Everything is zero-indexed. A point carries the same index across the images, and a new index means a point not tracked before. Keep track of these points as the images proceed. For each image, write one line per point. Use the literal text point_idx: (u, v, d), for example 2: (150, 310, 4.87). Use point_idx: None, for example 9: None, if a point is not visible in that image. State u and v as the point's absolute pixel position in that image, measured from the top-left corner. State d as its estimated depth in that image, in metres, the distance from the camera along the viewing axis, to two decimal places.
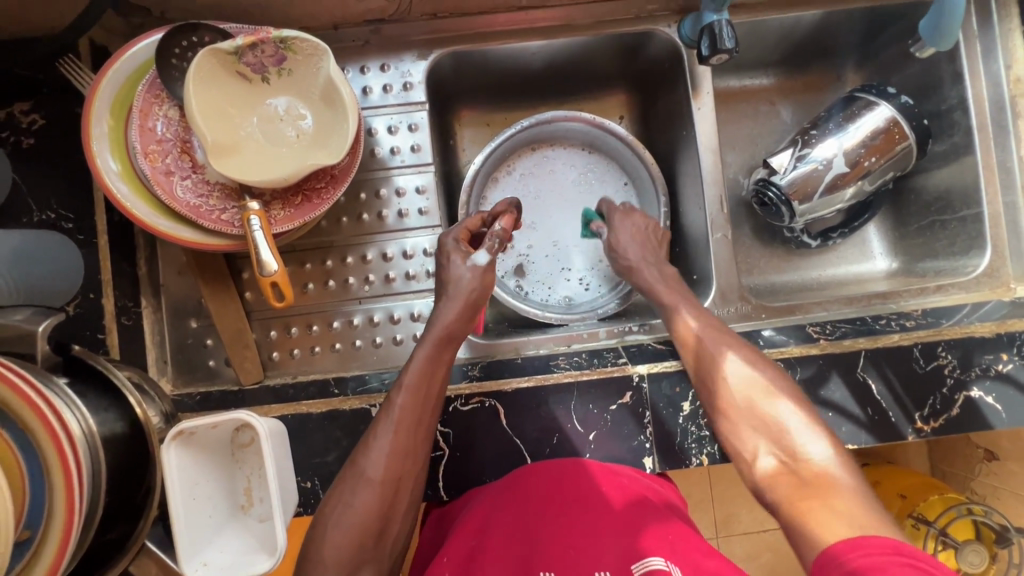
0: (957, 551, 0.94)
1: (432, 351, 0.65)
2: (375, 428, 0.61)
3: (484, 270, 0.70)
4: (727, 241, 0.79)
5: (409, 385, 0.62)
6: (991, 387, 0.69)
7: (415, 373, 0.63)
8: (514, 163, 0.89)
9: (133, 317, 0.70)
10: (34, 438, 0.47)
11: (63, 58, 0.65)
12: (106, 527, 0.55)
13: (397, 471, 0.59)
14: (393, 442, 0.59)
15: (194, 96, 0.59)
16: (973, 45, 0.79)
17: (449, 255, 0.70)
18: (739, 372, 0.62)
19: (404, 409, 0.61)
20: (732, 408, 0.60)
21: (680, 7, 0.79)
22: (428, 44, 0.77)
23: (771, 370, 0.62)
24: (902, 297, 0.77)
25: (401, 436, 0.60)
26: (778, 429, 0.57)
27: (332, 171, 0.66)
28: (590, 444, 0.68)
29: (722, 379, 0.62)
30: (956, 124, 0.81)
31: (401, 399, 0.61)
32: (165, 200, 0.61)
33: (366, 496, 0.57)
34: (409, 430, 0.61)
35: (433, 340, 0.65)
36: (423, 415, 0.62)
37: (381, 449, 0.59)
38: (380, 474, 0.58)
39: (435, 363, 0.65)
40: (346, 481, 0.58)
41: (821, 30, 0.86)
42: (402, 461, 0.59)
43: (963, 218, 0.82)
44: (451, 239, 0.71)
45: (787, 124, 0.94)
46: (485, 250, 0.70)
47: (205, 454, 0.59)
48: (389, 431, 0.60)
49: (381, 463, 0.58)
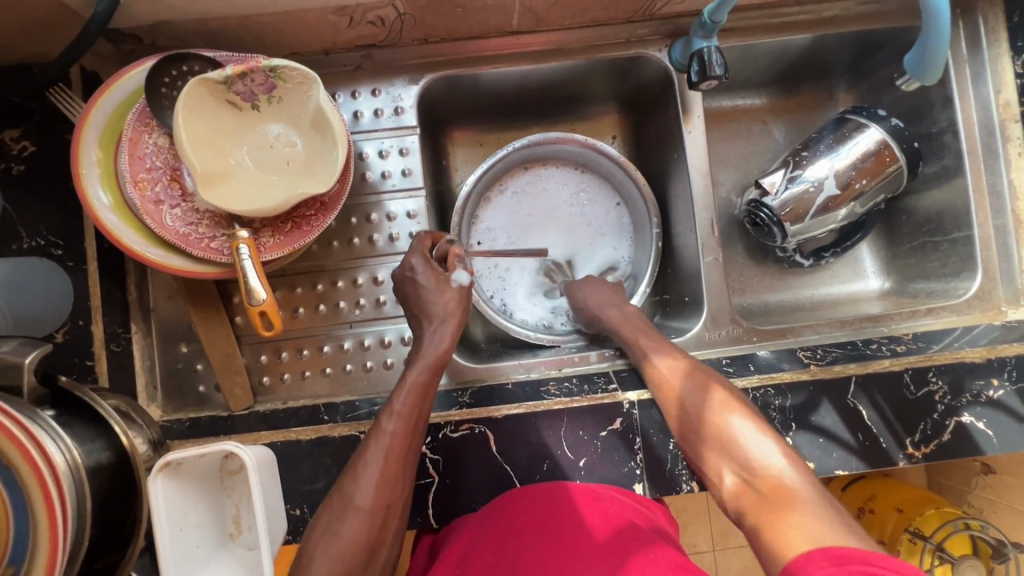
0: (954, 566, 0.92)
1: (424, 377, 0.65)
2: (364, 454, 0.61)
3: (467, 292, 0.72)
4: (719, 264, 0.79)
5: (399, 411, 0.63)
6: (982, 412, 0.69)
7: (407, 399, 0.64)
8: (506, 181, 0.89)
9: (122, 343, 0.70)
10: (15, 473, 0.46)
11: (52, 87, 0.65)
12: (94, 554, 0.55)
13: (386, 499, 0.59)
14: (383, 469, 0.59)
15: (184, 125, 0.59)
16: (963, 69, 0.79)
17: (424, 279, 0.70)
18: (695, 397, 0.65)
19: (395, 436, 0.61)
20: (696, 434, 0.63)
21: (671, 30, 0.79)
22: (420, 68, 0.77)
23: (729, 391, 0.65)
24: (893, 320, 0.79)
25: (391, 463, 0.60)
26: (737, 447, 0.60)
27: (322, 199, 0.66)
28: (580, 471, 0.67)
29: (682, 407, 0.65)
30: (946, 146, 0.81)
31: (391, 425, 0.62)
32: (154, 229, 0.61)
33: (354, 523, 0.57)
34: (399, 458, 0.61)
35: (425, 367, 0.66)
36: (413, 441, 0.62)
37: (371, 476, 0.59)
38: (369, 501, 0.58)
39: (425, 389, 0.65)
40: (334, 505, 0.59)
41: (812, 52, 0.86)
42: (391, 488, 0.59)
43: (954, 240, 0.82)
44: (417, 262, 0.71)
45: (780, 144, 0.94)
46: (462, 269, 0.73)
47: (194, 484, 0.59)
48: (379, 459, 0.60)
49: (370, 491, 0.58)
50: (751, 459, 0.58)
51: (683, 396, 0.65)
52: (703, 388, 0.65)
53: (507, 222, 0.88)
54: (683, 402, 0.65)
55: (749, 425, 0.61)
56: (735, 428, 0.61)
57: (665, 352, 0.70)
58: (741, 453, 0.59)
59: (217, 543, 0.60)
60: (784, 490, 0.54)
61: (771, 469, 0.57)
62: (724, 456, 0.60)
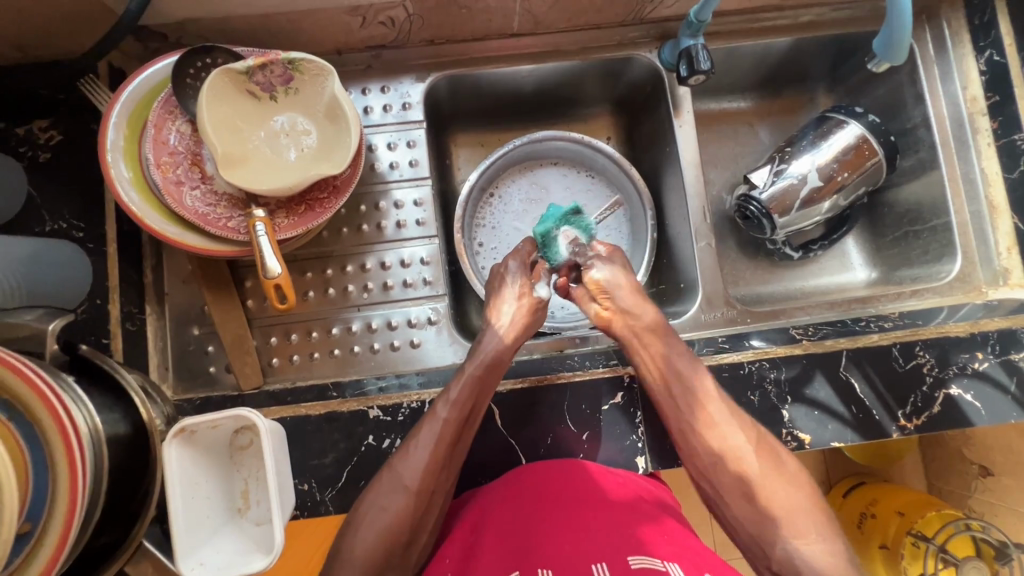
0: (958, 569, 0.92)
1: (482, 372, 0.66)
2: (416, 435, 0.62)
3: (540, 301, 0.73)
4: (712, 249, 0.83)
5: (456, 399, 0.64)
6: (969, 385, 0.72)
7: (463, 389, 0.64)
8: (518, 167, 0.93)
9: (137, 323, 0.72)
10: (42, 428, 0.46)
11: (83, 78, 0.69)
12: (99, 531, 0.52)
13: (432, 484, 0.60)
14: (432, 455, 0.60)
15: (207, 111, 0.64)
16: (931, 68, 0.86)
17: (507, 278, 0.74)
18: (744, 449, 0.63)
19: (448, 423, 0.62)
20: (742, 507, 0.62)
21: (660, 34, 0.85)
22: (427, 68, 0.83)
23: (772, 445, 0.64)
24: (880, 301, 0.83)
25: (441, 452, 0.61)
26: (790, 512, 0.60)
27: (334, 182, 0.69)
28: (583, 445, 0.69)
29: (730, 476, 0.63)
30: (920, 140, 0.87)
31: (446, 412, 0.63)
32: (174, 207, 0.64)
33: (401, 500, 0.59)
34: (448, 447, 0.61)
35: (482, 363, 0.66)
36: (463, 432, 0.63)
37: (420, 460, 0.60)
38: (417, 483, 0.59)
39: (481, 388, 0.65)
40: (383, 483, 0.60)
41: (793, 56, 0.92)
42: (437, 474, 0.60)
43: (934, 227, 0.86)
44: (513, 264, 0.75)
45: (765, 143, 0.99)
46: (547, 285, 0.75)
47: (204, 455, 0.61)
48: (430, 443, 0.61)
49: (419, 473, 0.59)
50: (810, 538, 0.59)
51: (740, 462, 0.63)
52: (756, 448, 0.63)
53: (512, 196, 0.93)
54: (740, 464, 0.63)
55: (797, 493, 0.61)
56: (790, 502, 0.61)
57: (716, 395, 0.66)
58: (792, 522, 0.60)
59: (226, 516, 0.61)
60: (837, 573, 0.56)
61: (818, 549, 0.58)
62: None
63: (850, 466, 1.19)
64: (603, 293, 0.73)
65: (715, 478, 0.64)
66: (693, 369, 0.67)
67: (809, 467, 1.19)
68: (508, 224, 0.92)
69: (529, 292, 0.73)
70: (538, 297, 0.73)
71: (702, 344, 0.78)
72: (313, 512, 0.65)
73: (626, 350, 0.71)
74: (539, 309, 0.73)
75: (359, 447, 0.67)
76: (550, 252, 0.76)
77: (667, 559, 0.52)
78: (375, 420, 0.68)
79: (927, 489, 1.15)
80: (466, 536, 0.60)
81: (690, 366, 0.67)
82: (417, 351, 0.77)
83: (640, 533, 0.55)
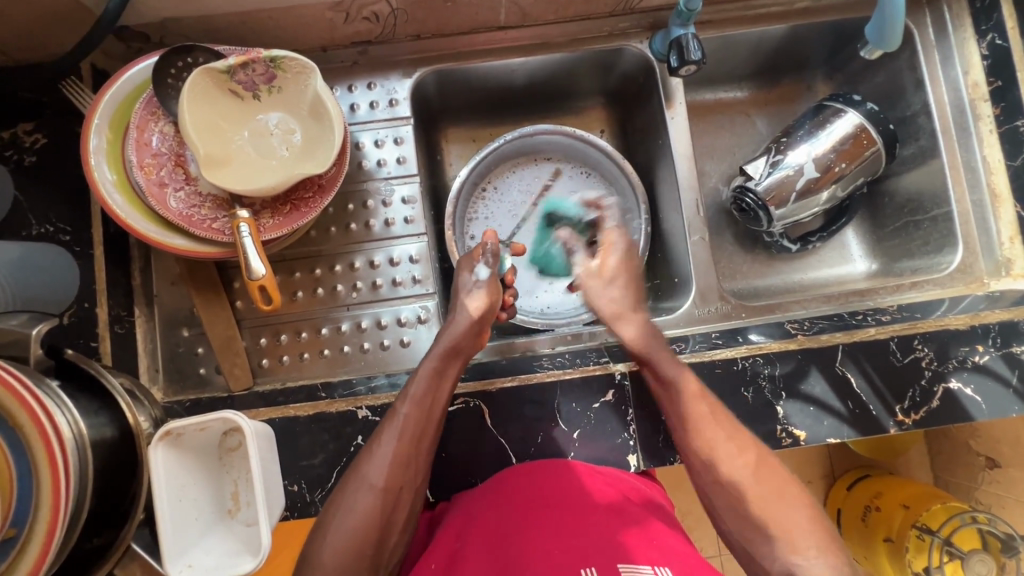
0: (964, 562, 0.91)
1: (438, 363, 0.66)
2: (379, 435, 0.61)
3: (491, 284, 0.74)
4: (705, 243, 0.81)
5: (415, 394, 0.63)
6: (970, 378, 0.70)
7: (421, 384, 0.64)
8: (517, 164, 0.92)
9: (126, 325, 0.72)
10: (24, 435, 0.45)
11: (65, 80, 0.68)
12: (89, 534, 0.52)
13: (400, 480, 0.60)
14: (395, 451, 0.60)
15: (189, 111, 0.63)
16: (932, 53, 0.83)
17: (463, 275, 0.75)
18: (734, 464, 0.61)
19: (409, 418, 0.62)
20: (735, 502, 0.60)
21: (650, 23, 0.83)
22: (413, 63, 0.82)
23: (770, 459, 0.62)
24: (879, 294, 0.81)
25: (405, 450, 0.60)
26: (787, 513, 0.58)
27: (319, 181, 0.69)
28: (574, 443, 0.68)
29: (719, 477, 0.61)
30: (921, 128, 0.84)
31: (406, 409, 0.62)
32: (158, 210, 0.64)
33: (369, 500, 0.58)
34: (412, 441, 0.61)
35: (439, 354, 0.67)
36: (428, 426, 0.63)
37: (383, 458, 0.60)
38: (383, 482, 0.59)
39: (439, 378, 0.66)
40: (349, 487, 0.59)
41: (789, 43, 0.90)
42: (403, 471, 0.60)
43: (934, 218, 0.84)
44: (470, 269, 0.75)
45: (762, 134, 0.97)
46: (486, 265, 0.75)
47: (193, 457, 0.60)
48: (392, 439, 0.60)
49: (384, 470, 0.59)
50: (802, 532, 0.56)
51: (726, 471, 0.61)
52: (750, 463, 0.61)
53: (511, 195, 0.91)
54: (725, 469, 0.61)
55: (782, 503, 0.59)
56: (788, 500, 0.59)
57: (709, 410, 0.64)
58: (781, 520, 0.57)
59: (215, 519, 0.60)
60: None
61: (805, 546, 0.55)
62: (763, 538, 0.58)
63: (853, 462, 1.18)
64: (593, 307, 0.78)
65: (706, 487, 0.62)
66: (693, 387, 0.65)
67: (810, 461, 1.18)
68: (506, 221, 0.91)
69: (471, 276, 0.74)
70: (476, 279, 0.73)
71: (695, 340, 0.77)
72: (303, 513, 0.65)
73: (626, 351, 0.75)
74: (498, 293, 0.73)
75: (349, 448, 0.67)
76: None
77: (655, 563, 0.53)
78: (363, 421, 0.67)
79: (933, 482, 1.13)
80: (448, 546, 0.59)
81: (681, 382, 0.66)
82: (407, 350, 0.77)
83: (623, 538, 0.55)
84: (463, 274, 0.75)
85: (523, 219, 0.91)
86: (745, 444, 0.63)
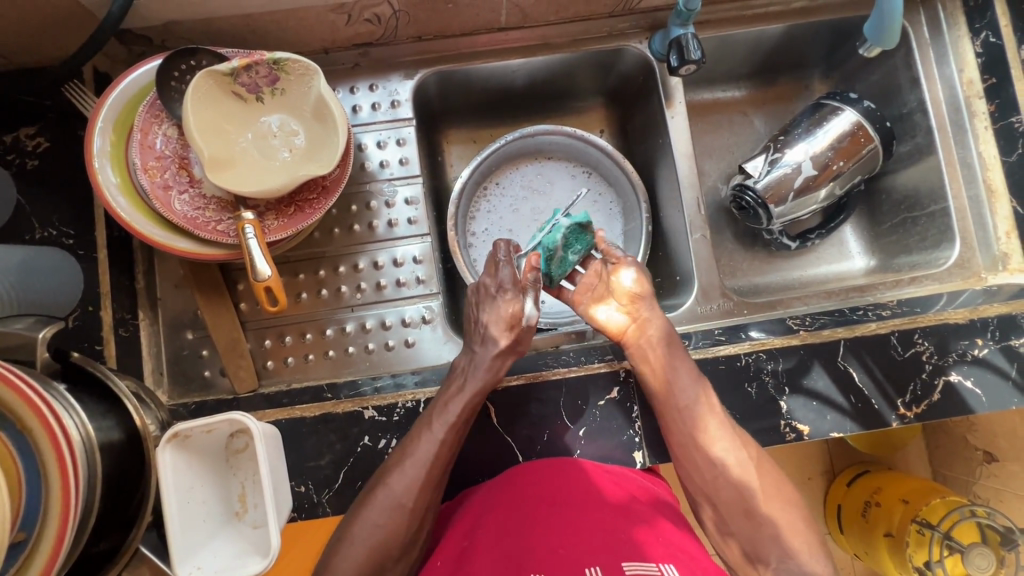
0: (964, 556, 0.91)
1: (477, 391, 0.66)
2: (411, 454, 0.61)
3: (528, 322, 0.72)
4: (707, 241, 0.82)
5: (454, 421, 0.63)
6: (970, 371, 0.71)
7: (460, 410, 0.64)
8: (523, 163, 0.92)
9: (130, 328, 0.72)
10: (32, 437, 0.44)
11: (68, 83, 0.69)
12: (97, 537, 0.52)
13: (426, 500, 0.61)
14: (426, 474, 0.61)
15: (193, 113, 0.63)
16: (927, 51, 0.84)
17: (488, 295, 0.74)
18: (735, 465, 0.64)
19: (444, 444, 0.62)
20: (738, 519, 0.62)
21: (650, 24, 0.84)
22: (416, 64, 0.82)
23: (766, 463, 0.65)
24: (878, 290, 0.83)
25: (435, 470, 0.61)
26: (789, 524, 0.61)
27: (323, 182, 0.69)
28: (580, 441, 0.68)
29: (722, 472, 0.64)
30: (917, 125, 0.86)
31: (444, 433, 0.62)
32: (163, 212, 0.64)
33: (391, 518, 0.59)
34: (441, 463, 0.62)
35: (479, 383, 0.66)
36: (456, 448, 0.64)
37: (414, 479, 0.60)
38: (412, 502, 0.60)
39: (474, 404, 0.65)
40: (375, 503, 0.59)
41: (787, 42, 0.91)
42: (431, 491, 0.61)
43: (931, 213, 0.85)
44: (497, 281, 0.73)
45: (760, 133, 0.98)
46: (533, 300, 0.73)
47: (200, 460, 0.59)
48: (424, 463, 0.61)
49: (414, 492, 0.60)
50: (797, 545, 0.60)
51: (725, 463, 0.64)
52: (748, 459, 0.64)
53: (518, 190, 0.92)
54: (727, 468, 0.64)
55: (788, 504, 0.62)
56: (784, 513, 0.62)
57: (713, 405, 0.66)
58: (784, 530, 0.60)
59: (223, 521, 0.60)
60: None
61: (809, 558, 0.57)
62: (771, 539, 0.61)
63: (854, 458, 1.18)
64: (628, 301, 0.72)
65: (708, 489, 0.65)
66: (690, 373, 0.67)
67: (809, 457, 1.19)
68: (506, 216, 0.91)
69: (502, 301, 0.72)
70: (523, 315, 0.72)
71: (699, 337, 0.78)
72: (310, 514, 0.65)
73: (636, 355, 0.69)
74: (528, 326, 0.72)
75: (355, 448, 0.66)
76: (558, 269, 0.74)
77: (662, 561, 0.53)
78: (370, 421, 0.67)
79: (931, 477, 1.14)
80: (457, 544, 0.60)
81: (689, 368, 0.68)
82: (412, 350, 0.77)
83: (634, 536, 0.56)
84: (485, 292, 0.74)
85: (522, 216, 0.91)
86: (751, 450, 0.65)
